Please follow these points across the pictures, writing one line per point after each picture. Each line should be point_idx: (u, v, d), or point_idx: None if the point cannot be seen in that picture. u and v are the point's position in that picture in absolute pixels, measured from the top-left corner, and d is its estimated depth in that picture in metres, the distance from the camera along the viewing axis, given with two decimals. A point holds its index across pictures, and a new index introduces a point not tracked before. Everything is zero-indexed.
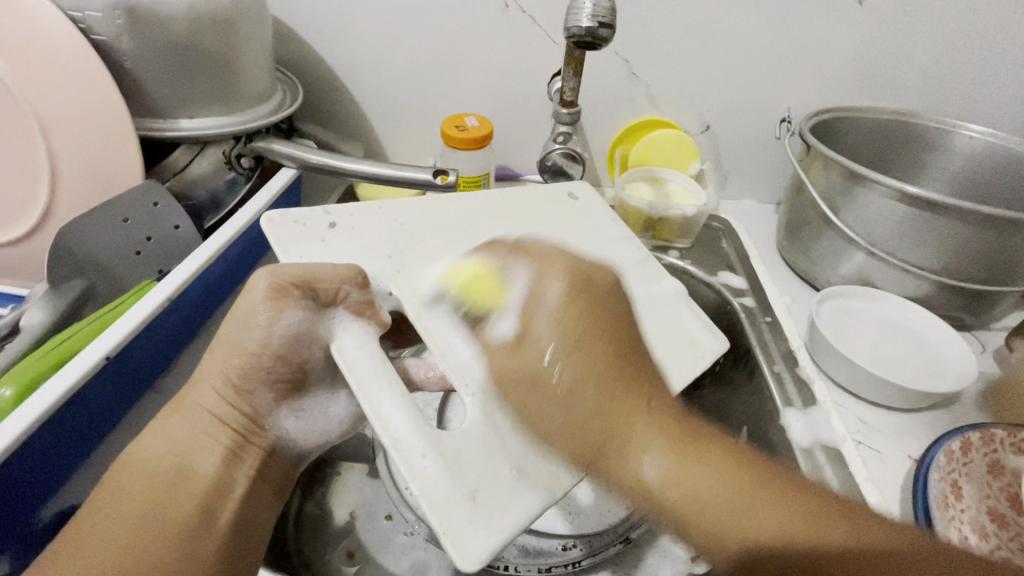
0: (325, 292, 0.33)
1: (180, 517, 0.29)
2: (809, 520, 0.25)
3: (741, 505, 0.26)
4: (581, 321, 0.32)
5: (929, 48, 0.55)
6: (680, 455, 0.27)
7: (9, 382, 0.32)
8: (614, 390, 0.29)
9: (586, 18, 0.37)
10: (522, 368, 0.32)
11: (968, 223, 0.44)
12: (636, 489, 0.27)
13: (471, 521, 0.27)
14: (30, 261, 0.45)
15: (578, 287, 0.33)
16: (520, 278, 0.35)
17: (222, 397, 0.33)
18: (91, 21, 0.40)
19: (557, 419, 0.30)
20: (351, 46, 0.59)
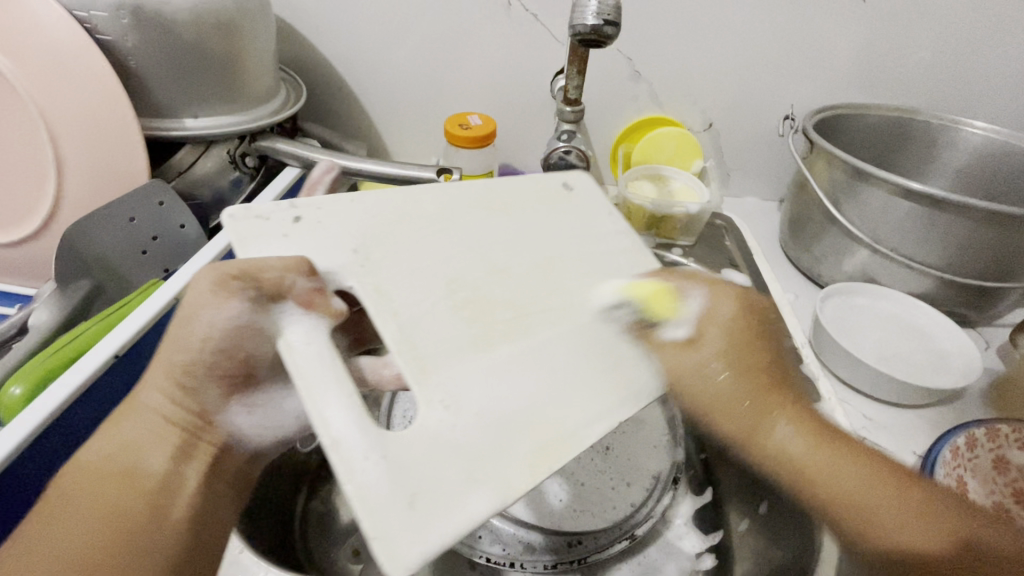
0: (268, 283, 0.29)
1: (127, 517, 0.28)
2: (914, 506, 0.29)
3: (862, 486, 0.29)
4: (745, 339, 0.33)
5: (933, 45, 0.55)
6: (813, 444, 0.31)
7: (18, 380, 0.33)
8: (773, 398, 0.32)
9: (591, 16, 0.37)
10: (692, 369, 0.32)
11: (973, 219, 0.44)
12: (780, 461, 0.31)
13: (406, 530, 0.23)
14: (36, 261, 0.45)
15: (748, 311, 0.34)
16: (696, 296, 0.33)
17: (167, 394, 0.30)
18: (95, 21, 0.40)
19: (705, 396, 0.32)
20: (354, 45, 0.59)
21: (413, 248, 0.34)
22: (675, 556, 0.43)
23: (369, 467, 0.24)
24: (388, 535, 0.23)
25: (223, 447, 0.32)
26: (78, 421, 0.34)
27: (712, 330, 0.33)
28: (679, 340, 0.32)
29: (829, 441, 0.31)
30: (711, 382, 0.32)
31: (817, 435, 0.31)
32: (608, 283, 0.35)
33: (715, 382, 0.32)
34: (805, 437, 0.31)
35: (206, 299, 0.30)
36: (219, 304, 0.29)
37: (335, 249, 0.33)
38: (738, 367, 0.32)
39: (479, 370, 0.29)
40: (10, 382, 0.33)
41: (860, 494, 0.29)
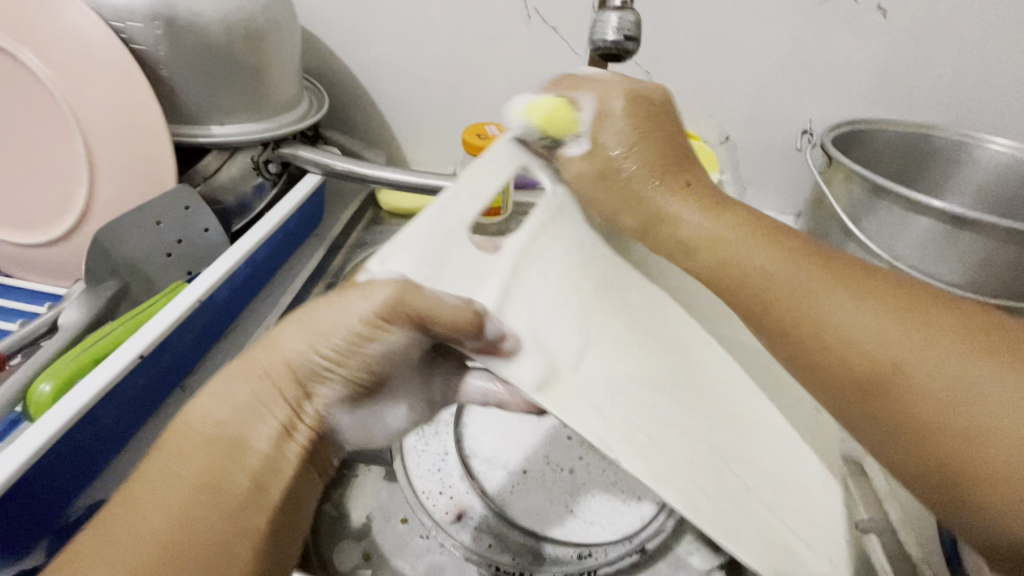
0: (438, 322, 0.28)
1: (233, 488, 0.27)
2: (895, 341, 0.27)
3: (821, 286, 0.30)
4: (644, 129, 0.38)
5: (954, 61, 0.55)
6: (716, 222, 0.35)
7: (48, 377, 0.33)
8: (655, 177, 0.38)
9: (611, 31, 0.37)
10: (600, 171, 0.37)
11: (995, 238, 0.43)
12: (758, 278, 0.32)
13: (413, 263, 0.29)
14: (66, 261, 0.47)
15: (642, 110, 0.38)
16: (587, 101, 0.38)
17: (306, 367, 0.29)
18: (131, 32, 0.42)
19: (761, 258, 0.32)
20: (376, 57, 0.60)
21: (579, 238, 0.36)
22: (685, 570, 0.42)
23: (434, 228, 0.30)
24: (400, 251, 0.29)
25: (319, 435, 0.31)
26: (104, 418, 0.34)
27: (611, 117, 0.38)
28: (580, 153, 0.37)
29: (812, 267, 0.31)
30: (626, 167, 0.37)
31: (591, 175, 0.37)
32: (599, 91, 0.38)
33: (607, 145, 0.37)
34: (771, 250, 0.33)
35: (357, 323, 0.29)
36: (370, 306, 0.29)
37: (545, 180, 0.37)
38: (642, 151, 0.38)
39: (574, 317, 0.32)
40: (40, 379, 0.33)
41: (842, 319, 0.28)
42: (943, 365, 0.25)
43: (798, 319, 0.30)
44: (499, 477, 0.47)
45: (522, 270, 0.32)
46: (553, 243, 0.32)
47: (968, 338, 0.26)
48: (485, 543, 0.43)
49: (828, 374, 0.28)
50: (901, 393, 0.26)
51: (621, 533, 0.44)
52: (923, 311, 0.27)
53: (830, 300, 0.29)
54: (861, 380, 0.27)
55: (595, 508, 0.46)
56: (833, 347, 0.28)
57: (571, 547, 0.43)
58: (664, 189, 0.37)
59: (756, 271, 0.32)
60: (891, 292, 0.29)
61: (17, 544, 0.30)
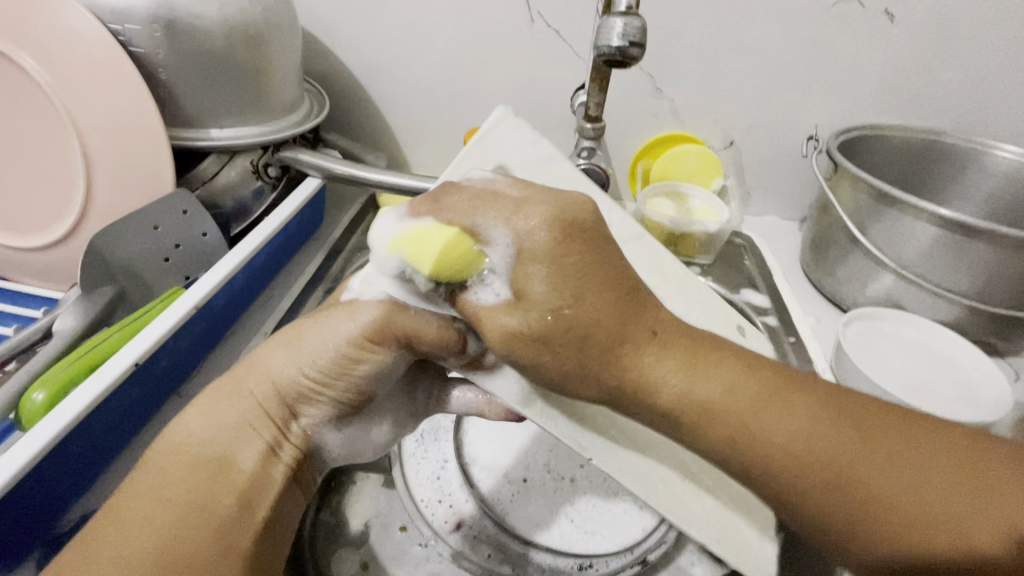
0: (424, 344, 0.29)
1: (217, 510, 0.27)
2: (839, 483, 0.25)
3: (772, 405, 0.26)
4: (572, 265, 0.26)
5: (962, 67, 0.54)
6: (696, 374, 0.27)
7: (42, 385, 0.33)
8: (645, 340, 0.27)
9: (616, 37, 0.37)
10: (520, 330, 0.26)
11: (1004, 247, 0.43)
12: (663, 402, 0.27)
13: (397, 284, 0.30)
14: (63, 264, 0.46)
15: (566, 230, 0.26)
16: (495, 237, 0.26)
17: (292, 387, 0.29)
18: (130, 34, 0.41)
19: (718, 386, 0.26)
20: (377, 59, 0.60)
21: None
22: None
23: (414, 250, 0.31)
24: (384, 270, 0.29)
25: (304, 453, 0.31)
26: (97, 427, 0.34)
27: (530, 256, 0.26)
28: (495, 300, 0.26)
29: (779, 404, 0.26)
30: (582, 307, 0.26)
31: (523, 337, 0.26)
32: (502, 216, 0.26)
33: (534, 293, 0.25)
34: (773, 419, 0.26)
35: (343, 343, 0.29)
36: (358, 326, 0.29)
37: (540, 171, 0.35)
38: (575, 305, 0.25)
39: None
40: (34, 387, 0.33)
41: (792, 440, 0.25)
42: (925, 501, 0.24)
43: (796, 462, 0.25)
44: (499, 486, 0.47)
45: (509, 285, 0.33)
46: (509, 330, 0.26)
47: (956, 480, 0.24)
48: (485, 553, 0.43)
49: (827, 514, 0.25)
50: (895, 536, 0.24)
51: (622, 544, 0.44)
52: (880, 438, 0.25)
53: (771, 433, 0.26)
54: (873, 508, 0.24)
55: (595, 518, 0.45)
56: (747, 472, 0.26)
57: (571, 557, 0.43)
58: (635, 339, 0.27)
59: (673, 396, 0.26)
60: (851, 413, 0.26)
61: (8, 554, 0.29)
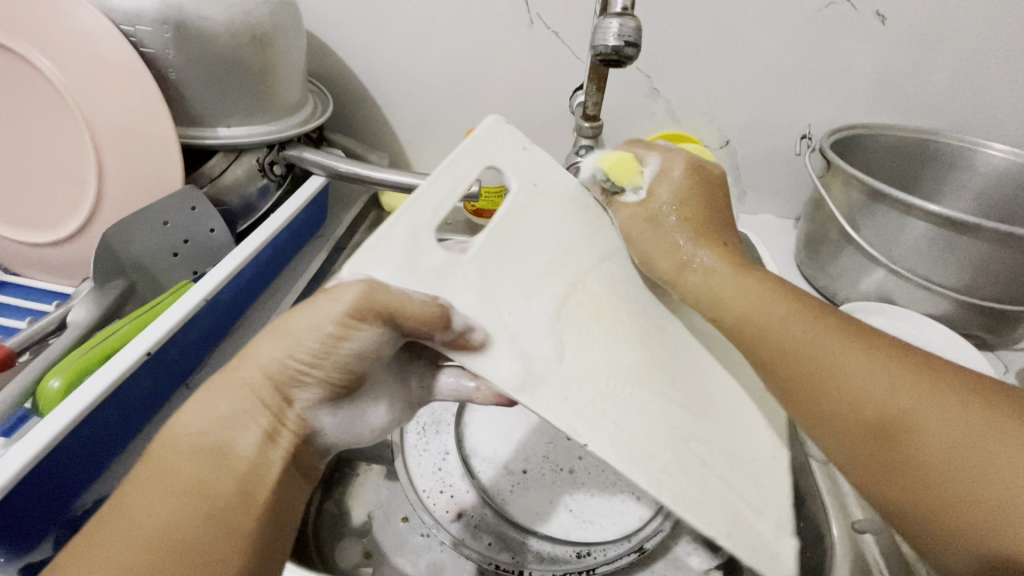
0: (409, 321, 0.29)
1: (220, 494, 0.27)
2: (893, 394, 0.29)
3: (836, 357, 0.31)
4: (694, 205, 0.40)
5: (953, 67, 0.55)
6: (741, 288, 0.36)
7: (57, 373, 0.34)
8: (697, 236, 0.39)
9: (612, 37, 0.38)
10: (646, 216, 0.40)
11: (991, 242, 0.44)
12: (702, 296, 0.37)
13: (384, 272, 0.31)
14: (74, 260, 0.48)
15: (695, 173, 0.40)
16: (652, 163, 0.41)
17: (282, 373, 0.29)
18: (141, 35, 0.42)
19: (788, 331, 0.33)
20: (380, 61, 0.61)
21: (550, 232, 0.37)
22: (683, 571, 0.43)
23: (394, 233, 0.32)
24: (374, 254, 0.31)
25: (304, 438, 0.31)
26: (110, 416, 0.35)
27: (681, 189, 0.40)
28: (638, 200, 0.40)
29: (839, 342, 0.32)
30: (724, 299, 0.36)
31: (641, 218, 0.39)
32: (661, 155, 0.41)
33: (666, 189, 0.40)
34: (886, 376, 0.30)
35: (329, 325, 0.29)
36: (343, 307, 0.29)
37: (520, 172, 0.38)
38: (729, 310, 0.36)
39: (540, 314, 0.33)
40: (49, 375, 0.34)
41: (851, 382, 0.30)
42: (974, 440, 0.26)
43: (831, 374, 0.31)
44: (499, 476, 0.48)
45: (490, 270, 0.34)
46: (636, 211, 0.40)
47: (985, 414, 0.27)
48: (485, 541, 0.44)
49: (859, 437, 0.30)
50: (919, 449, 0.28)
51: (620, 532, 0.44)
52: (931, 381, 0.29)
53: (822, 358, 0.32)
54: (892, 437, 0.29)
55: (594, 508, 0.46)
56: (797, 380, 0.32)
57: (570, 546, 0.44)
58: (707, 249, 0.39)
59: (714, 303, 0.36)
60: (905, 360, 0.30)
61: (28, 536, 0.30)
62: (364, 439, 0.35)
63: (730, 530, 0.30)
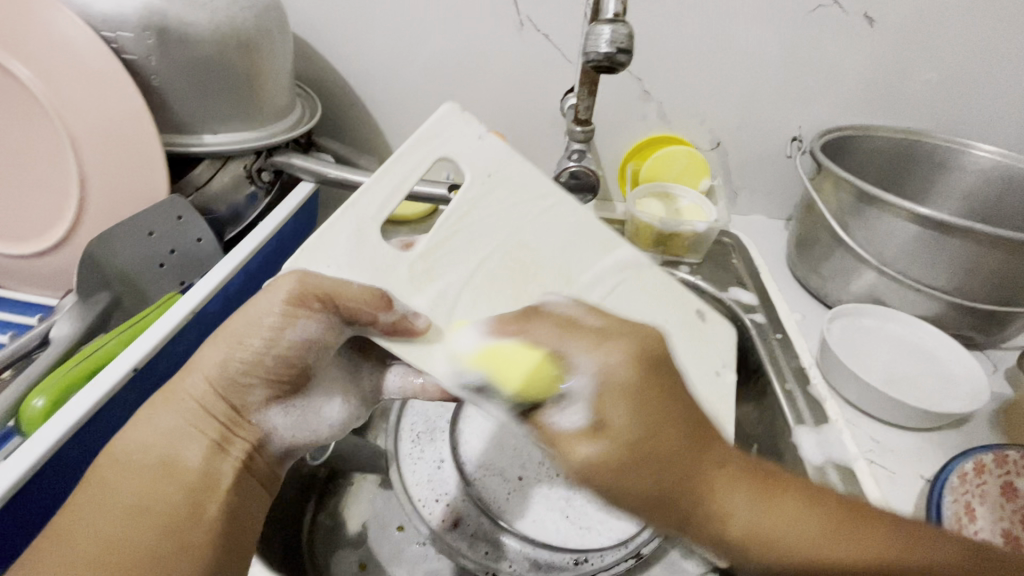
0: (346, 310, 0.31)
1: (169, 507, 0.29)
2: (915, 540, 0.27)
3: (842, 544, 0.26)
4: (650, 405, 0.26)
5: (940, 69, 0.56)
6: (772, 511, 0.27)
7: (41, 392, 0.33)
8: (697, 441, 0.27)
9: (605, 43, 0.38)
10: (607, 460, 0.26)
11: (980, 244, 0.44)
12: (721, 532, 0.26)
13: (326, 265, 0.33)
14: (56, 273, 0.47)
15: (647, 361, 0.27)
16: (582, 368, 0.28)
17: (224, 379, 0.32)
18: (122, 41, 0.41)
19: (792, 539, 0.26)
20: (369, 64, 0.60)
21: (504, 220, 0.38)
22: None
23: (340, 228, 0.34)
24: (319, 249, 0.33)
25: (258, 443, 0.33)
26: (97, 435, 0.34)
27: (619, 391, 0.26)
28: (574, 427, 0.27)
29: (882, 541, 0.26)
30: (643, 479, 0.26)
31: (607, 467, 0.26)
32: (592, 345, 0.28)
33: (615, 423, 0.26)
34: (851, 550, 0.26)
35: (270, 316, 0.31)
36: (280, 297, 0.31)
37: (475, 161, 0.39)
38: (654, 437, 0.26)
39: (486, 320, 0.34)
40: (32, 394, 0.33)
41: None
42: None
43: None
44: (495, 483, 0.48)
45: (433, 266, 0.35)
46: (600, 452, 0.26)
47: (979, 574, 0.26)
48: (482, 550, 0.43)
49: None
50: None
51: (617, 539, 0.44)
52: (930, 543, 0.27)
53: (838, 552, 0.26)
54: None
55: (591, 514, 0.46)
56: None
57: (567, 553, 0.44)
58: (710, 458, 0.27)
59: (746, 541, 0.26)
60: (897, 523, 0.27)
61: None
62: (323, 435, 0.36)
63: (681, 542, 0.28)
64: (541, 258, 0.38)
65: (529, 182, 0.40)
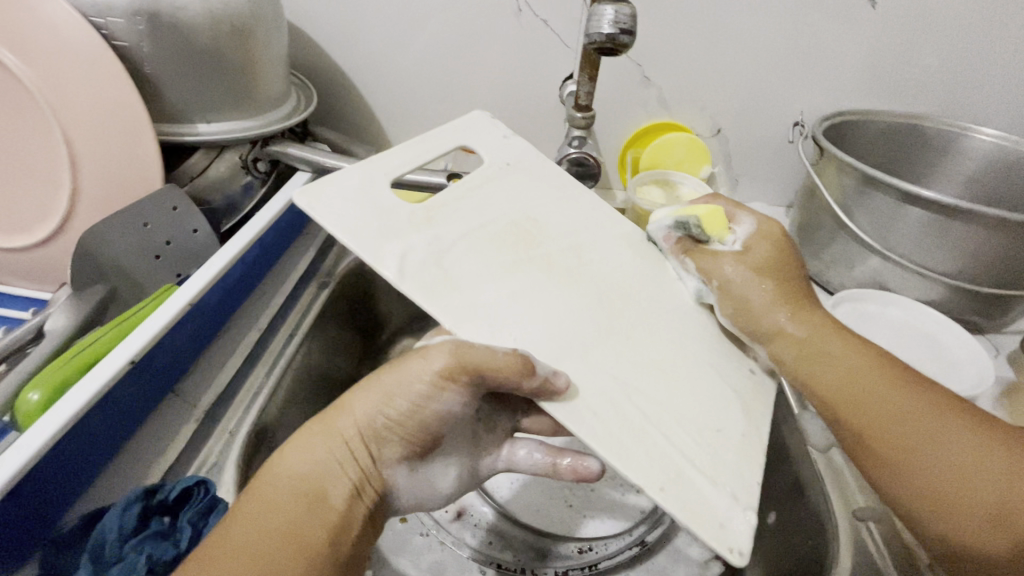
0: (496, 375, 0.29)
1: (312, 544, 0.26)
2: (937, 412, 0.31)
3: (895, 392, 0.32)
4: (770, 265, 0.37)
5: (943, 52, 0.55)
6: (832, 342, 0.35)
7: (37, 386, 0.33)
8: (790, 305, 0.35)
9: (607, 24, 0.37)
10: (747, 314, 0.36)
11: (984, 228, 0.44)
12: (779, 352, 0.35)
13: (335, 202, 0.36)
14: (49, 266, 0.46)
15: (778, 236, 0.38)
16: (745, 227, 0.39)
17: (373, 427, 0.30)
18: (112, 27, 0.40)
19: (835, 378, 0.33)
20: (364, 51, 0.59)
21: (517, 197, 0.41)
22: (685, 562, 0.43)
23: (357, 179, 0.38)
24: (334, 189, 0.37)
25: (382, 494, 0.30)
26: (94, 429, 0.33)
27: (752, 258, 0.37)
28: (724, 253, 0.37)
29: (932, 404, 0.31)
30: (760, 296, 0.35)
31: (746, 313, 0.36)
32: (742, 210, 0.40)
33: (733, 280, 0.36)
34: (909, 398, 0.32)
35: (421, 382, 0.30)
36: (431, 368, 0.30)
37: (493, 154, 0.44)
38: (766, 283, 0.36)
39: (485, 266, 0.35)
40: (28, 388, 0.33)
41: (922, 434, 0.30)
42: (980, 473, 0.28)
43: (890, 420, 0.31)
44: (498, 473, 0.48)
45: (437, 216, 0.37)
46: (731, 304, 0.36)
47: (988, 442, 0.29)
48: (486, 540, 0.43)
49: (890, 463, 0.31)
50: (927, 464, 0.30)
51: (622, 526, 0.44)
52: (952, 417, 0.31)
53: (873, 390, 0.32)
54: (908, 446, 0.30)
55: (595, 502, 0.46)
56: (872, 432, 0.32)
57: (572, 542, 0.43)
58: (796, 311, 0.35)
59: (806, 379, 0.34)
60: (932, 399, 0.32)
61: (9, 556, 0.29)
62: (430, 506, 0.33)
63: (663, 485, 0.28)
64: (546, 227, 0.39)
65: (546, 174, 0.43)
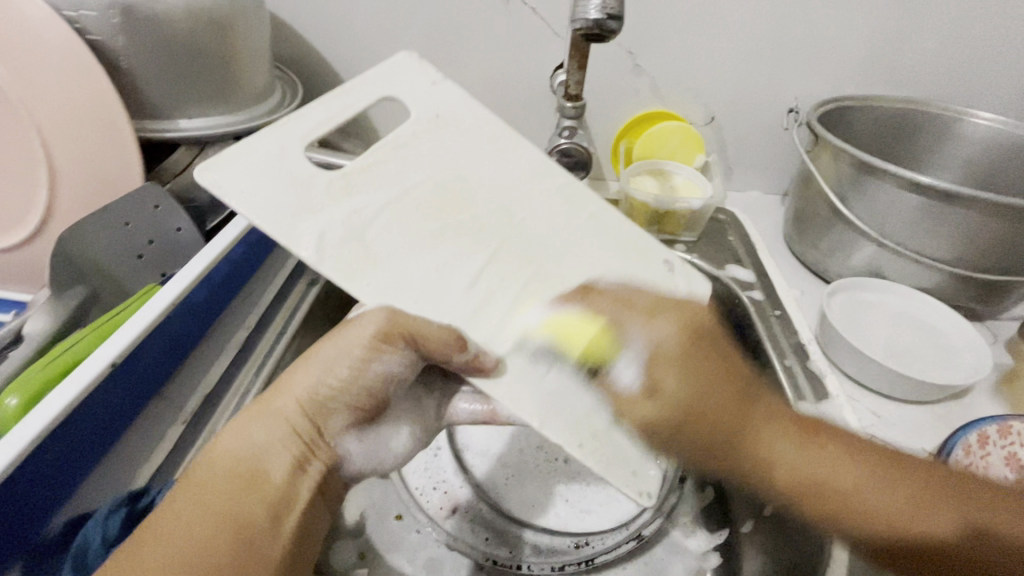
0: (427, 344, 0.32)
1: (251, 518, 0.27)
2: (916, 504, 0.31)
3: (859, 484, 0.31)
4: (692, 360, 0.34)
5: (940, 35, 0.54)
6: (807, 449, 0.33)
7: (14, 391, 0.32)
8: (745, 411, 0.33)
9: (593, 9, 0.36)
10: (662, 414, 0.33)
11: (981, 213, 0.43)
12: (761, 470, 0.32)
13: (235, 176, 0.32)
14: (30, 267, 0.45)
15: (691, 334, 0.35)
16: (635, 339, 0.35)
17: (314, 400, 0.31)
18: (85, 21, 0.39)
19: (778, 480, 0.32)
20: (350, 43, 0.58)
21: (437, 156, 0.38)
22: (682, 555, 0.43)
23: (266, 143, 0.34)
24: (236, 160, 0.33)
25: (333, 464, 0.32)
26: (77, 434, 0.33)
27: (664, 359, 0.34)
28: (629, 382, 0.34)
29: (866, 466, 0.32)
30: (670, 389, 0.33)
31: (661, 422, 0.33)
32: (643, 323, 0.35)
33: (667, 387, 0.33)
34: (850, 471, 0.32)
35: (358, 349, 0.32)
36: (368, 334, 0.32)
37: (420, 103, 0.40)
38: (709, 399, 0.32)
39: (411, 240, 0.35)
40: (6, 393, 0.32)
41: (876, 505, 0.31)
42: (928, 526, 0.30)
43: (837, 492, 0.32)
44: (492, 469, 0.47)
45: (354, 183, 0.35)
46: (657, 409, 0.33)
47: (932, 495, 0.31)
48: (483, 537, 0.43)
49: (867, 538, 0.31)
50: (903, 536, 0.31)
51: (617, 520, 0.44)
52: (898, 471, 0.32)
53: (833, 476, 0.32)
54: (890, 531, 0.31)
55: (590, 497, 0.46)
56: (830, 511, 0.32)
57: (568, 537, 0.43)
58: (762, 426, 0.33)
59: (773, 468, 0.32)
60: (880, 464, 0.32)
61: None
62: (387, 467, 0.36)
63: (580, 442, 0.32)
64: (477, 188, 0.38)
65: (476, 128, 0.40)
